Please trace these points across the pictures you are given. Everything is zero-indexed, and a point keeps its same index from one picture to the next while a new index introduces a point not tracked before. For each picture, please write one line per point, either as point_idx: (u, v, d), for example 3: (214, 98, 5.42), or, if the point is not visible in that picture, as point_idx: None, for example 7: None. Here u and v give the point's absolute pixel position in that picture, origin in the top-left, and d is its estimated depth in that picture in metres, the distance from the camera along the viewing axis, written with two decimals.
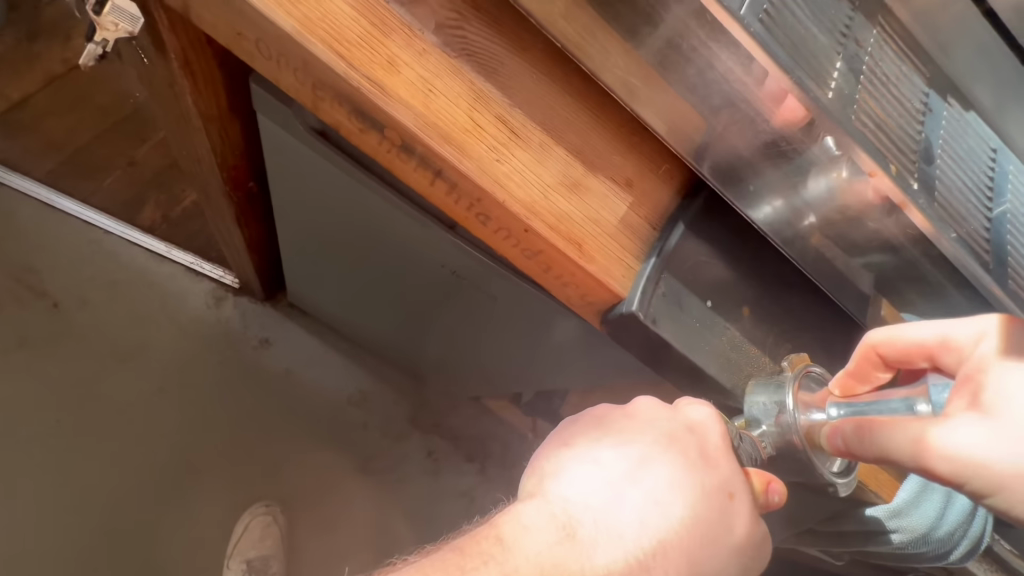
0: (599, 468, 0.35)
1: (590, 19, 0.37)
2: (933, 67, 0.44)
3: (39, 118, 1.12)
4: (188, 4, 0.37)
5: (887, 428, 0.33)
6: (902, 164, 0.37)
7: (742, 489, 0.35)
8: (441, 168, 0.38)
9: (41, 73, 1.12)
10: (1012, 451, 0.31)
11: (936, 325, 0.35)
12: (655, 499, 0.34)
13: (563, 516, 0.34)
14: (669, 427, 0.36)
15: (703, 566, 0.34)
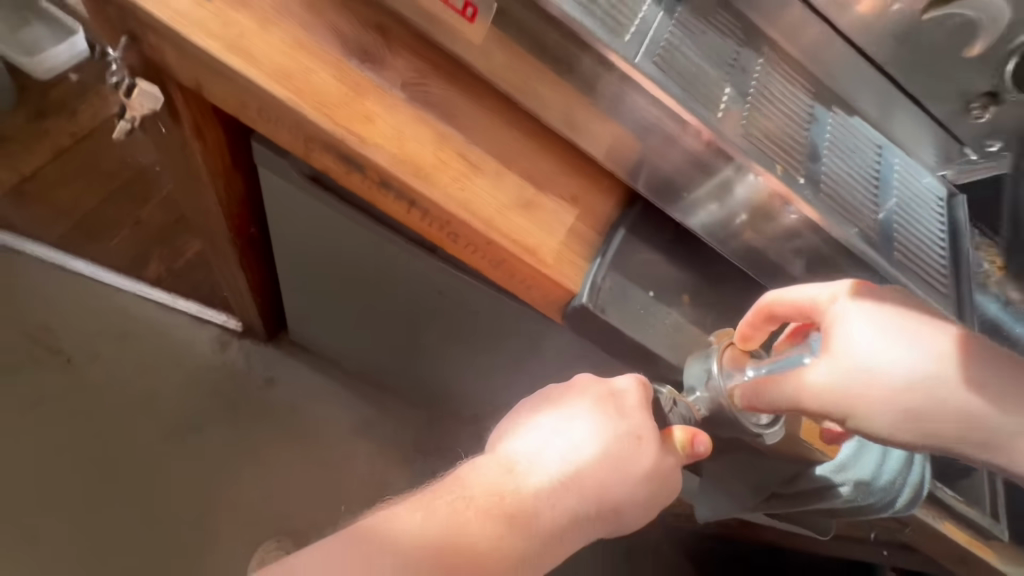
0: (539, 426, 0.42)
1: (526, 68, 0.45)
2: (817, 84, 0.53)
3: (50, 188, 1.21)
4: (199, 83, 0.45)
5: (778, 381, 0.41)
6: (789, 164, 0.46)
7: (650, 434, 0.41)
8: (415, 199, 0.46)
9: (49, 147, 1.22)
10: (862, 384, 0.38)
11: (807, 290, 0.42)
12: (580, 439, 0.41)
13: (505, 456, 0.40)
14: (595, 391, 0.42)
15: (613, 495, 0.40)
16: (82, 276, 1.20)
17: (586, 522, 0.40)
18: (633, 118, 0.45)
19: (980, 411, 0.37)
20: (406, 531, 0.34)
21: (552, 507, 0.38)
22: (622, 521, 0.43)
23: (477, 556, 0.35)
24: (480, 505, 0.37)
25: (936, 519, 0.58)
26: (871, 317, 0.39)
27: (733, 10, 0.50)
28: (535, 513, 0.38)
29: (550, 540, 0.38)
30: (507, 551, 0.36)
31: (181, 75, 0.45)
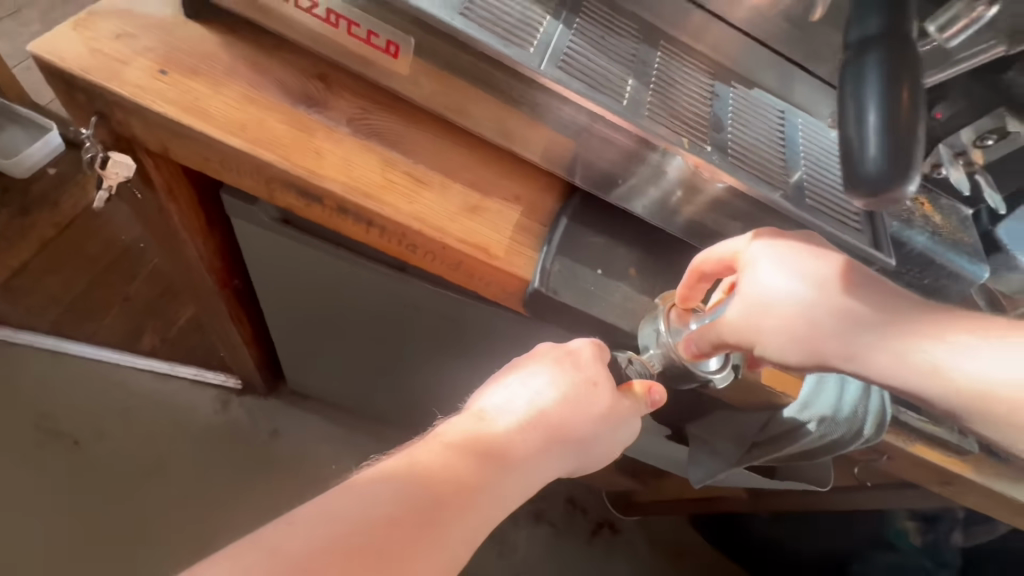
0: (501, 386, 0.44)
1: (452, 91, 0.51)
2: (717, 64, 0.59)
3: (39, 278, 1.24)
4: (165, 146, 0.51)
5: (710, 327, 0.46)
6: (695, 137, 0.52)
7: (603, 377, 0.45)
8: (371, 218, 0.51)
9: (34, 239, 1.26)
10: (769, 320, 0.43)
11: (729, 243, 0.46)
12: (543, 386, 0.43)
13: (474, 409, 0.42)
14: (551, 351, 0.46)
15: (576, 432, 0.43)
16: (80, 357, 1.22)
17: (552, 462, 0.42)
18: (552, 117, 0.51)
19: (864, 328, 0.41)
20: (387, 468, 0.35)
21: (523, 446, 0.40)
22: (580, 464, 0.46)
23: (458, 487, 0.36)
24: (451, 447, 0.38)
25: (906, 443, 0.62)
26: (770, 258, 0.44)
27: (628, 15, 0.56)
28: (508, 451, 0.39)
29: (523, 476, 0.39)
30: (485, 483, 0.37)
31: (149, 143, 0.51)
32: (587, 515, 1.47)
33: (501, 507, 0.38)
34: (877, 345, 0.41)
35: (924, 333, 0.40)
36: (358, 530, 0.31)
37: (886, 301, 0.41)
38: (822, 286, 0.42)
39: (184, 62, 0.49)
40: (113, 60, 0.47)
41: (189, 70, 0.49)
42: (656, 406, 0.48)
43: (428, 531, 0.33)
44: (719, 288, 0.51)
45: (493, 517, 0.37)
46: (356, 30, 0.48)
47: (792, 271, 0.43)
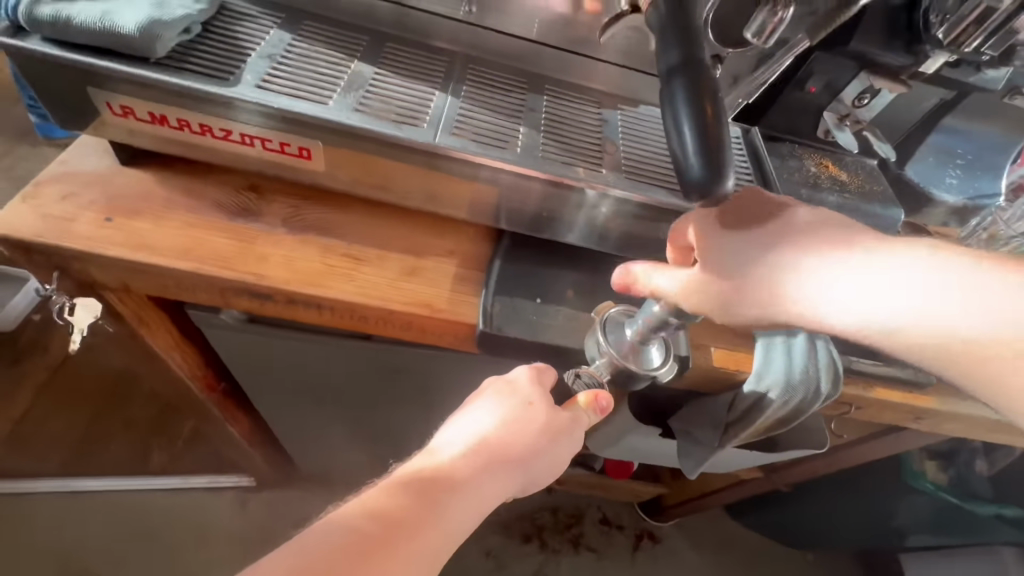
0: (450, 422, 0.50)
1: (367, 175, 0.57)
2: (601, 94, 0.65)
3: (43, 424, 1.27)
4: (123, 283, 0.56)
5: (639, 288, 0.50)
6: (591, 163, 0.57)
7: (537, 396, 0.50)
8: (319, 303, 0.56)
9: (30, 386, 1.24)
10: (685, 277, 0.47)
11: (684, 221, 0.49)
12: (485, 415, 0.49)
13: (427, 448, 0.47)
14: (491, 383, 0.52)
15: (518, 449, 0.47)
16: (94, 492, 1.23)
17: (500, 481, 0.45)
18: (458, 178, 0.56)
19: (816, 268, 0.45)
20: (341, 508, 0.39)
21: (470, 470, 0.44)
22: (530, 482, 0.49)
23: (406, 512, 0.39)
24: (400, 478, 0.42)
25: (866, 389, 0.65)
26: (727, 234, 0.47)
27: (511, 72, 0.63)
28: (454, 476, 0.43)
29: (472, 496, 0.43)
30: (432, 506, 0.41)
31: (109, 282, 0.56)
32: (624, 531, 1.46)
33: (452, 530, 0.41)
34: (832, 284, 0.45)
35: (867, 265, 0.45)
36: (314, 563, 0.34)
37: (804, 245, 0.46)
38: (768, 244, 0.46)
39: (126, 205, 0.55)
40: (62, 219, 0.53)
41: (132, 211, 0.55)
42: (606, 411, 0.53)
43: (377, 555, 0.36)
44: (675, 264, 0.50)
45: (445, 538, 0.40)
46: (270, 144, 0.54)
47: (723, 242, 0.46)
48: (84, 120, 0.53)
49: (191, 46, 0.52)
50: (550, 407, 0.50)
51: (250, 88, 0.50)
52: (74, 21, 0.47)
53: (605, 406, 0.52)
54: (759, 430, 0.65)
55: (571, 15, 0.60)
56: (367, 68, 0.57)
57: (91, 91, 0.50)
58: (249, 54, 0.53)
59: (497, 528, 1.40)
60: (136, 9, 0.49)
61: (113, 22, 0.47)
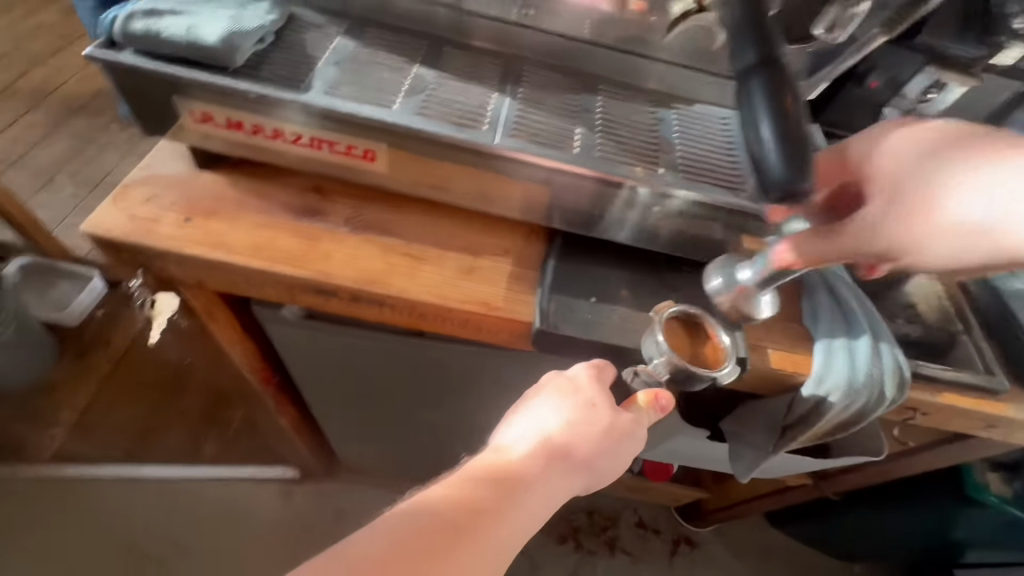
0: (515, 417, 0.50)
1: (427, 176, 0.58)
2: (656, 93, 0.65)
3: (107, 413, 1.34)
4: (198, 279, 0.59)
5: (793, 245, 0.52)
6: (648, 163, 0.57)
7: (600, 398, 0.50)
8: (381, 301, 0.58)
9: (96, 377, 1.35)
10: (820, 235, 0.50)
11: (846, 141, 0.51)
12: (550, 414, 0.49)
13: (494, 443, 0.48)
14: (554, 380, 0.52)
15: (583, 450, 0.48)
16: (153, 479, 1.30)
17: (565, 480, 0.46)
18: (516, 178, 0.57)
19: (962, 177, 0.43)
20: (416, 499, 0.41)
21: (537, 468, 0.45)
22: (593, 480, 0.50)
23: (481, 507, 0.41)
24: (472, 474, 0.43)
25: (933, 394, 0.62)
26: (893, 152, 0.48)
27: (565, 73, 0.64)
28: (523, 474, 0.44)
29: (540, 494, 0.44)
30: (505, 502, 0.42)
31: (186, 279, 0.59)
32: (661, 535, 1.44)
33: (521, 524, 0.42)
34: (961, 188, 0.43)
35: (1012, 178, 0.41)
36: (397, 553, 0.36)
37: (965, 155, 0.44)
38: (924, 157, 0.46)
39: (203, 207, 0.58)
40: (145, 220, 0.56)
41: (208, 212, 0.58)
42: (665, 410, 0.53)
43: (454, 548, 0.38)
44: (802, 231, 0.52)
45: (516, 532, 0.42)
46: (336, 147, 0.56)
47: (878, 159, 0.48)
48: (166, 126, 0.56)
49: (265, 56, 0.54)
50: (614, 409, 0.50)
51: (320, 94, 0.53)
52: (163, 35, 0.50)
53: (663, 405, 0.53)
54: (818, 433, 0.64)
55: (627, 15, 0.60)
56: (427, 72, 0.59)
57: (174, 100, 0.53)
58: (318, 62, 0.56)
59: None
60: (217, 22, 0.52)
61: (197, 35, 0.50)
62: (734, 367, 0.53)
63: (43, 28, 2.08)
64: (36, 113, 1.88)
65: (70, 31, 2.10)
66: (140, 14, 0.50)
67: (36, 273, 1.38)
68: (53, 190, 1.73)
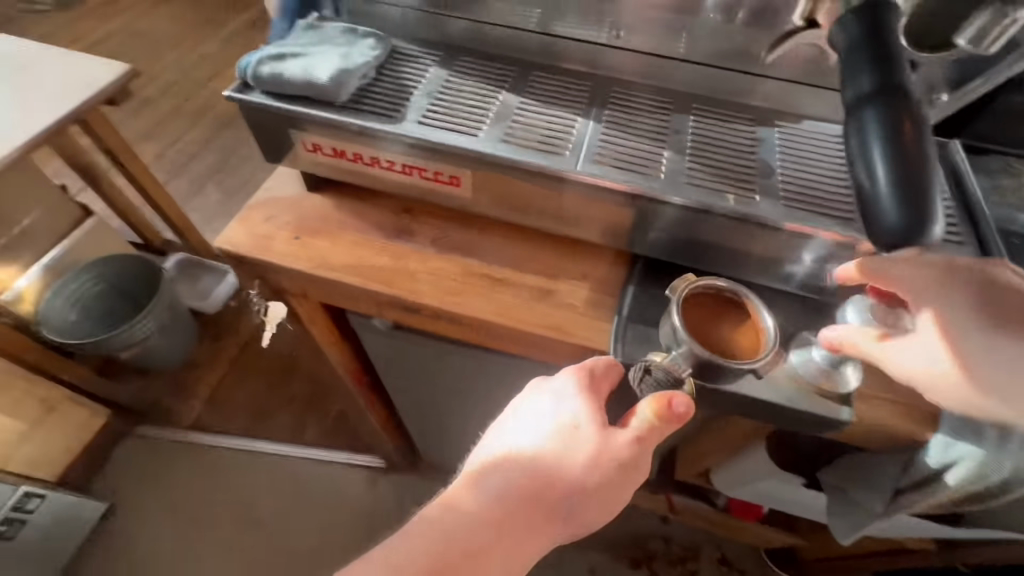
0: (499, 432, 0.52)
1: (508, 200, 0.60)
2: (757, 111, 0.60)
3: (231, 392, 1.53)
4: (303, 290, 0.66)
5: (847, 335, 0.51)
6: (743, 189, 0.52)
7: (582, 418, 0.49)
8: (458, 320, 0.60)
9: (225, 359, 1.54)
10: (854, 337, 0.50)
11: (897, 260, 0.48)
12: (529, 433, 0.49)
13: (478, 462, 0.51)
14: (536, 391, 0.52)
15: (564, 473, 0.47)
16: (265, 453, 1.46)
17: (547, 505, 0.47)
18: (597, 204, 0.56)
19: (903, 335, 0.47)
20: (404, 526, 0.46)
21: (515, 495, 0.47)
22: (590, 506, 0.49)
23: (461, 534, 0.45)
24: (454, 500, 0.47)
25: None
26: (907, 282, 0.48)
27: (655, 92, 0.62)
28: (501, 501, 0.47)
29: (518, 518, 0.46)
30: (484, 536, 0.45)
31: (293, 289, 0.66)
32: None
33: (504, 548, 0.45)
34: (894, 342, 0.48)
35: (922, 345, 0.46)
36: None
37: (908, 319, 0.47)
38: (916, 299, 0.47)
39: (310, 225, 0.65)
40: (263, 237, 0.63)
41: (314, 230, 0.64)
42: (684, 418, 0.47)
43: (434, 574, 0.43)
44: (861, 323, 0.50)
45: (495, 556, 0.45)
46: (425, 173, 0.59)
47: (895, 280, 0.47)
48: (284, 155, 0.63)
49: (368, 89, 0.59)
50: (596, 441, 0.48)
51: (413, 125, 0.56)
52: (285, 76, 0.56)
53: (678, 416, 0.47)
54: (944, 502, 0.55)
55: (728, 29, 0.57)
56: (514, 98, 0.60)
57: (292, 133, 0.59)
58: (413, 93, 0.59)
59: (605, 548, 1.36)
60: (330, 61, 0.57)
61: (312, 73, 0.56)
62: (772, 355, 0.51)
63: (204, 59, 2.47)
64: (195, 131, 2.23)
65: (224, 60, 2.46)
66: (267, 59, 0.57)
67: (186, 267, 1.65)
68: (203, 197, 2.03)
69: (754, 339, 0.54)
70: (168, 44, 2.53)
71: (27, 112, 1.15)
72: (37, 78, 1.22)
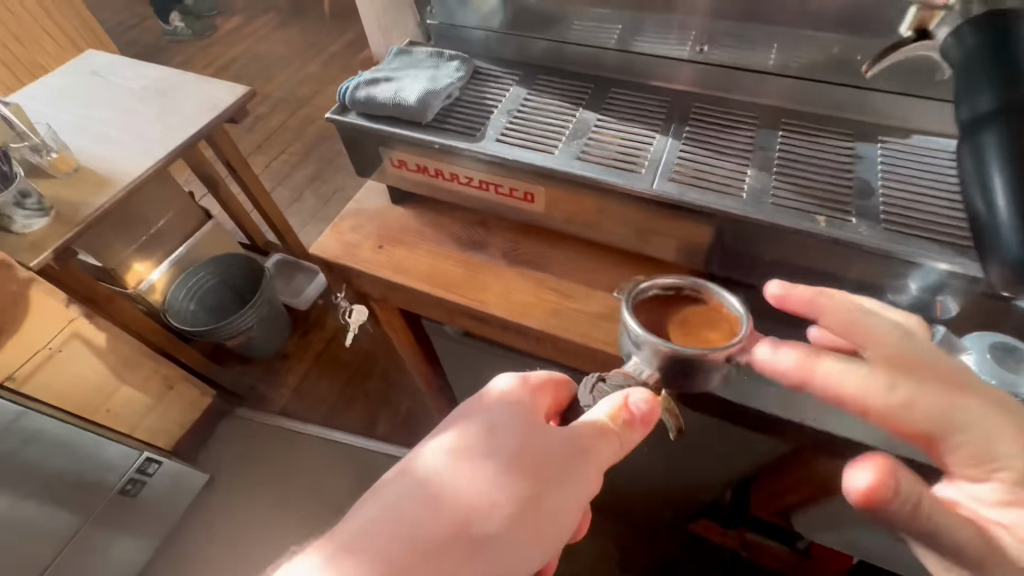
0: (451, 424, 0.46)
1: (581, 217, 0.60)
2: (856, 126, 0.56)
3: (315, 384, 1.64)
4: (384, 296, 0.70)
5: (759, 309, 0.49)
6: (837, 210, 0.49)
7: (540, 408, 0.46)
8: (526, 331, 0.61)
9: (312, 353, 1.71)
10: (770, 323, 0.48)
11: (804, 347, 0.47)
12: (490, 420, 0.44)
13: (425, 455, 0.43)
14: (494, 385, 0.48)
15: (529, 456, 0.42)
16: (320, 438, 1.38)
17: (509, 496, 0.40)
18: (673, 222, 0.55)
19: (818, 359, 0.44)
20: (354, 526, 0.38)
21: (473, 485, 0.40)
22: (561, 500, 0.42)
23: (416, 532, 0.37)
24: (397, 494, 0.39)
25: None
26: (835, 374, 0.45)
27: (738, 107, 0.60)
28: (456, 491, 0.40)
29: (477, 513, 0.39)
30: (440, 531, 0.38)
31: (375, 294, 0.71)
32: None
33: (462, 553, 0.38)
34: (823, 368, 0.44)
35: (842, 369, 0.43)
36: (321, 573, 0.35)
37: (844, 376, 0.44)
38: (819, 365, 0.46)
39: (393, 234, 0.69)
40: (351, 244, 0.68)
41: (396, 241, 0.69)
42: (649, 419, 0.45)
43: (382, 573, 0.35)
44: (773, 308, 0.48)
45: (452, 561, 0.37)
46: (500, 188, 0.61)
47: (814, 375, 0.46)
48: (374, 170, 0.68)
49: (451, 109, 0.62)
50: (545, 427, 0.44)
51: (491, 142, 0.58)
52: (377, 97, 0.60)
53: (641, 418, 0.45)
54: None
55: (824, 34, 0.54)
56: (591, 114, 0.60)
57: (381, 150, 0.64)
58: (493, 112, 0.62)
59: None
60: (418, 84, 0.61)
61: (401, 96, 0.60)
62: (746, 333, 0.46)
63: (308, 80, 2.74)
64: (297, 145, 2.47)
65: (326, 80, 2.72)
66: (363, 83, 0.62)
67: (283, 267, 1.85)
68: (302, 203, 2.25)
69: (725, 333, 0.51)
70: (278, 67, 2.84)
71: (170, 128, 1.35)
72: (178, 99, 1.42)
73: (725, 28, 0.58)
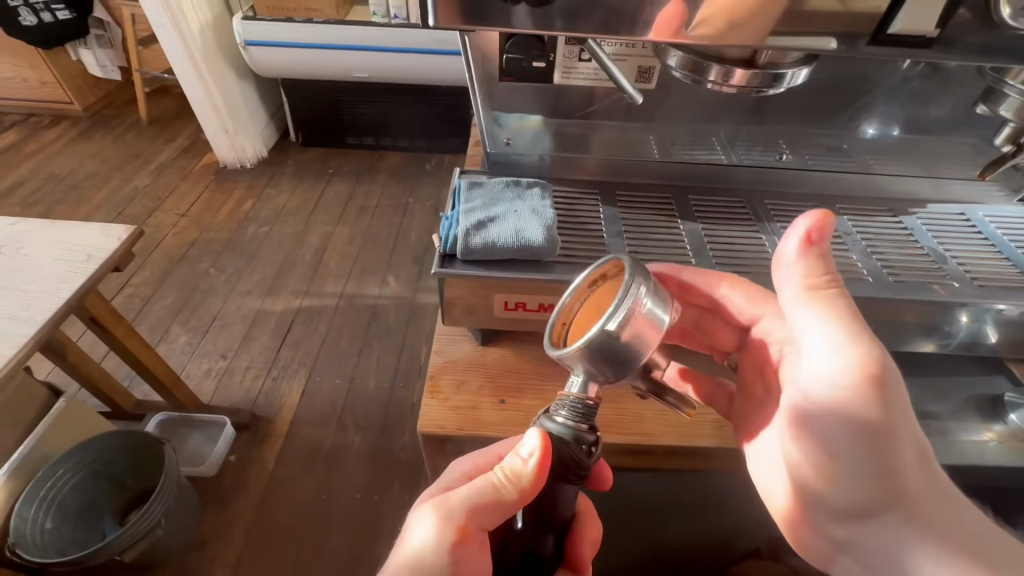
0: None
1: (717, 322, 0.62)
2: (887, 205, 0.69)
3: (257, 562, 1.18)
4: None
5: (785, 265, 0.44)
6: (939, 278, 0.59)
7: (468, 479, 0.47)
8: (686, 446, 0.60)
9: (239, 524, 1.23)
10: (790, 296, 0.45)
11: (806, 337, 0.45)
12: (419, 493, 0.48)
13: None
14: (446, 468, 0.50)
15: (413, 525, 0.43)
16: None
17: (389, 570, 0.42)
18: None
19: (813, 395, 0.45)
20: None
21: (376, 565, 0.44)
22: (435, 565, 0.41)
23: None
24: None
25: None
26: (802, 381, 0.46)
27: (789, 197, 0.71)
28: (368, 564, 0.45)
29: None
30: None
31: None
32: None
33: None
34: (813, 400, 0.45)
35: (828, 422, 0.44)
36: None
37: (826, 435, 0.44)
38: (816, 386, 0.45)
39: (508, 385, 0.61)
40: (467, 408, 0.59)
41: (513, 389, 0.61)
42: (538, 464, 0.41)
43: None
44: (795, 261, 0.44)
45: None
46: None
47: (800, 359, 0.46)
48: (477, 313, 0.60)
49: (563, 240, 0.60)
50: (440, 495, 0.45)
51: None
52: (498, 242, 0.55)
53: (534, 471, 0.42)
54: None
55: (824, 130, 0.69)
56: (694, 226, 0.64)
57: (494, 297, 0.57)
58: (606, 237, 0.61)
59: None
60: (531, 221, 0.58)
61: (525, 236, 0.56)
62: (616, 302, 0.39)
63: (139, 194, 2.12)
64: (144, 271, 1.79)
65: (164, 187, 2.15)
66: (472, 230, 0.56)
67: (169, 426, 1.38)
68: (167, 341, 1.57)
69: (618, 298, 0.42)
70: (91, 184, 2.16)
71: (27, 297, 0.99)
72: (31, 258, 1.07)
73: (745, 134, 0.70)
